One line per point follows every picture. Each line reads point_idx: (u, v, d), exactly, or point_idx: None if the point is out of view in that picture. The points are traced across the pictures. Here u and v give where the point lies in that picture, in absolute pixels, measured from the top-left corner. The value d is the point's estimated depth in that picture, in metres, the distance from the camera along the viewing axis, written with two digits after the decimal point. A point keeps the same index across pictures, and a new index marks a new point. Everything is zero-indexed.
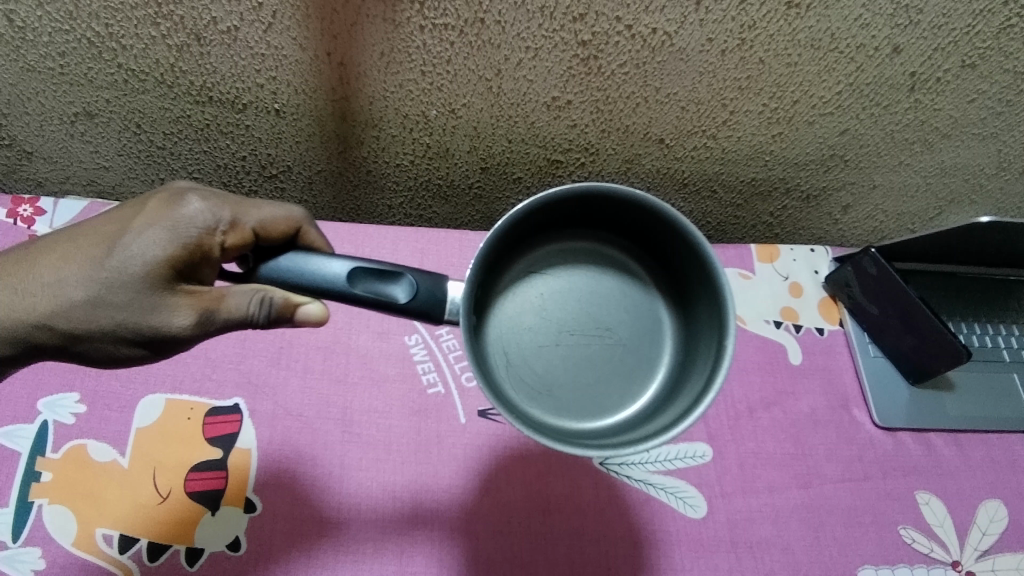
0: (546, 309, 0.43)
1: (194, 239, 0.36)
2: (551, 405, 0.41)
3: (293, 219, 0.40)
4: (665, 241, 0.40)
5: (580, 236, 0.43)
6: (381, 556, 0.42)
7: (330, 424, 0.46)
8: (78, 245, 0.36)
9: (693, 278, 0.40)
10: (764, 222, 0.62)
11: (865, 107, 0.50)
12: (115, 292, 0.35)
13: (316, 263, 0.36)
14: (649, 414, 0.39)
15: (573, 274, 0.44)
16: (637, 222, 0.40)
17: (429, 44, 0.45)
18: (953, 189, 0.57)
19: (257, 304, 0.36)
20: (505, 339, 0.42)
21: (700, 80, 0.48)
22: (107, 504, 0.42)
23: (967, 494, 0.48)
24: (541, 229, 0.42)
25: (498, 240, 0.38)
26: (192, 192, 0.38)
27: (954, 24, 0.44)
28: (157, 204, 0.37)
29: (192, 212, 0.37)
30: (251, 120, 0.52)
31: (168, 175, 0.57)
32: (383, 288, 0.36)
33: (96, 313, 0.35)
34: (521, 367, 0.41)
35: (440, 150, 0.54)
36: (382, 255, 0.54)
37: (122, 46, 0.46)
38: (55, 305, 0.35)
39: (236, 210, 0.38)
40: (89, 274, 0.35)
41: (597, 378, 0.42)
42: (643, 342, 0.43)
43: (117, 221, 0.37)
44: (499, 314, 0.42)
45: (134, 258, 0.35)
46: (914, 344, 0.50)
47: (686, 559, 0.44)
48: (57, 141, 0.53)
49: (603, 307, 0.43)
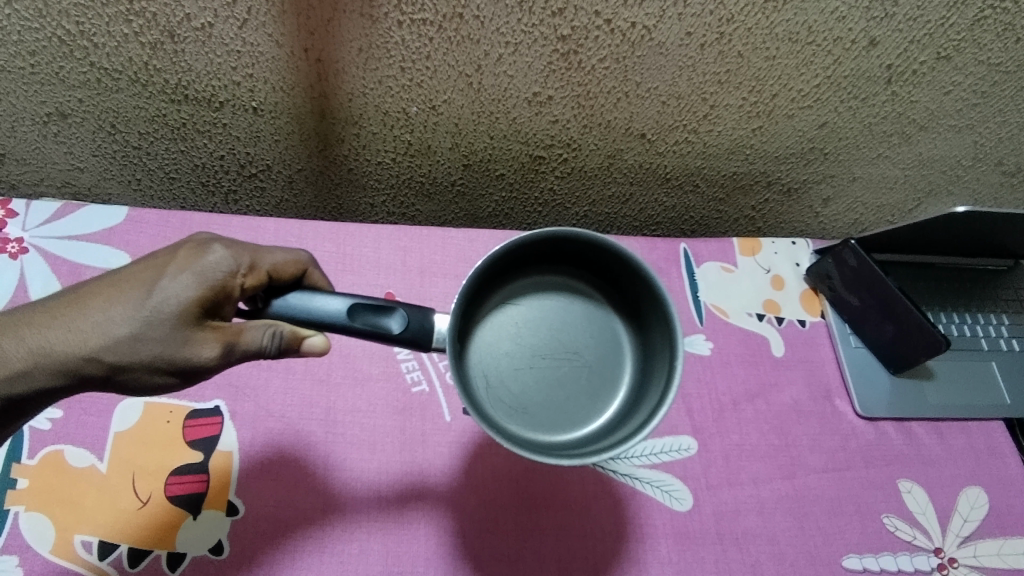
0: (521, 335, 0.43)
1: (220, 282, 0.35)
2: (526, 422, 0.40)
3: (300, 262, 0.40)
4: (621, 271, 0.41)
5: (550, 269, 0.43)
6: (368, 555, 0.41)
7: (314, 425, 0.45)
8: (110, 287, 0.35)
9: (648, 305, 0.41)
10: (746, 216, 0.62)
11: (843, 100, 0.50)
12: (148, 329, 0.34)
13: (312, 300, 0.36)
14: (614, 427, 0.40)
15: (544, 302, 0.44)
16: (598, 257, 0.41)
17: (408, 39, 0.45)
18: (931, 181, 0.58)
19: (268, 336, 0.36)
20: (484, 362, 0.42)
21: (680, 74, 0.48)
22: (86, 510, 0.41)
23: (948, 481, 0.49)
24: (512, 266, 0.42)
25: (476, 275, 0.38)
26: (217, 240, 0.37)
27: (929, 16, 0.44)
28: (187, 250, 0.36)
29: (217, 254, 0.36)
30: (228, 118, 0.51)
31: (145, 175, 0.56)
32: (378, 320, 0.36)
33: (131, 349, 0.33)
34: (499, 388, 0.41)
35: (421, 147, 0.54)
36: (364, 253, 0.52)
37: (94, 44, 0.45)
38: (85, 344, 0.33)
39: (255, 252, 0.37)
40: (133, 311, 0.34)
41: (566, 395, 0.42)
42: (607, 363, 0.43)
43: (145, 265, 0.35)
44: (479, 342, 0.42)
45: (172, 297, 0.34)
46: (893, 333, 0.51)
47: (673, 552, 0.44)
48: (30, 142, 0.52)
49: (571, 331, 0.43)
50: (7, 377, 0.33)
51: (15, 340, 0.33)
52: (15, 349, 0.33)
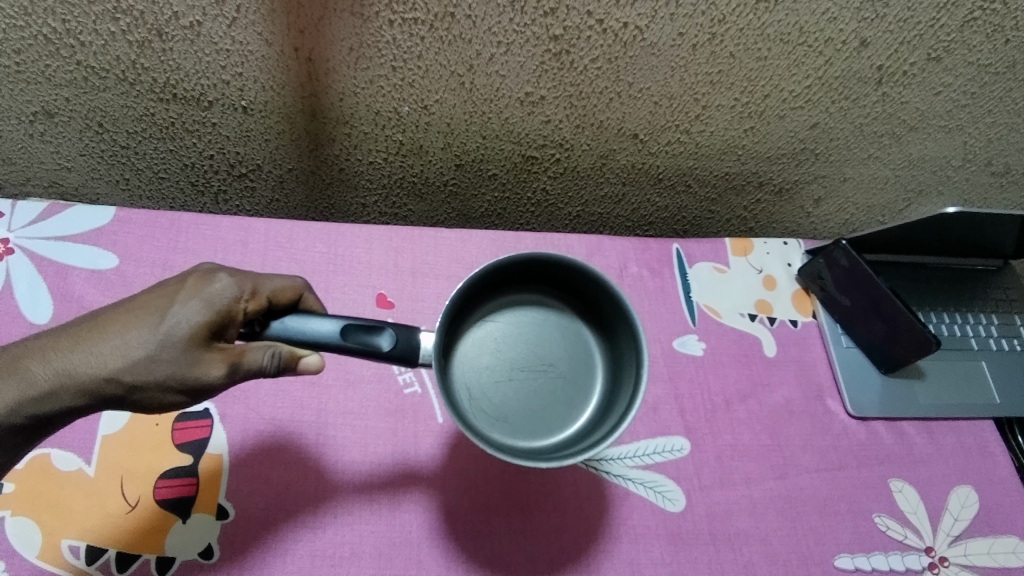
0: (500, 349, 0.43)
1: (226, 306, 0.35)
2: (507, 431, 0.41)
3: (298, 287, 0.39)
4: (589, 287, 0.42)
5: (525, 287, 0.44)
6: (359, 559, 0.41)
7: (305, 427, 0.45)
8: (126, 312, 0.34)
9: (616, 317, 0.42)
10: (738, 216, 0.62)
11: (834, 101, 0.51)
12: (163, 350, 0.33)
13: (301, 321, 0.37)
14: (590, 431, 0.40)
15: (520, 318, 0.44)
16: (567, 275, 0.42)
17: (399, 39, 0.44)
18: (921, 181, 0.58)
19: (268, 356, 0.35)
20: (466, 376, 0.42)
21: (672, 74, 0.48)
22: (73, 514, 0.40)
23: (939, 480, 0.49)
24: (488, 286, 0.43)
25: (456, 295, 0.39)
26: (222, 268, 0.37)
27: (919, 17, 0.44)
28: (194, 277, 0.36)
29: (223, 280, 0.35)
30: (217, 118, 0.51)
31: (133, 175, 0.56)
32: (368, 338, 0.36)
33: (147, 370, 0.33)
34: (480, 400, 0.41)
35: (413, 147, 0.54)
36: (356, 254, 0.52)
37: (81, 42, 0.44)
38: (104, 365, 0.33)
39: (256, 278, 0.37)
40: (149, 334, 0.33)
41: (543, 404, 0.42)
42: (582, 374, 0.43)
43: (154, 292, 0.35)
44: (461, 357, 0.43)
45: (183, 321, 0.34)
46: (885, 332, 0.51)
47: (666, 553, 0.44)
48: (16, 141, 0.52)
49: (546, 345, 0.44)
50: (34, 399, 0.33)
51: (41, 363, 0.33)
52: (41, 372, 0.33)
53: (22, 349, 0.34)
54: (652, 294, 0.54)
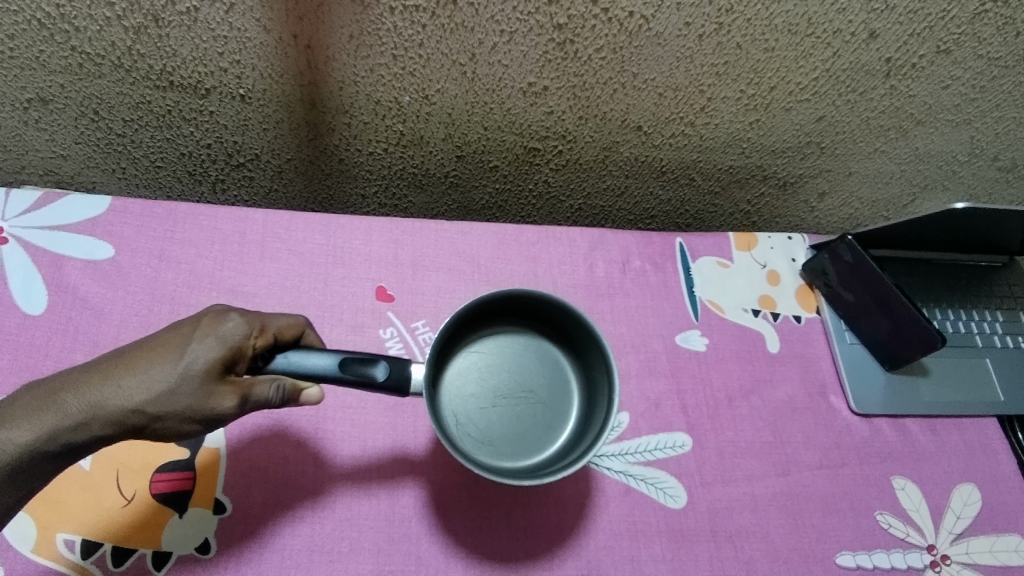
0: (484, 376, 0.43)
1: (239, 343, 0.34)
2: (492, 454, 0.40)
3: (300, 326, 0.39)
4: (563, 316, 0.42)
5: (505, 318, 0.44)
6: (358, 554, 0.41)
7: (303, 421, 0.44)
8: (148, 348, 0.34)
9: (590, 343, 0.42)
10: (742, 210, 0.61)
11: (840, 93, 0.50)
12: (184, 383, 0.33)
13: (303, 354, 0.36)
14: (569, 452, 0.40)
15: (501, 347, 0.44)
16: (542, 306, 0.42)
17: (400, 26, 0.43)
18: (927, 176, 0.58)
19: (273, 389, 0.35)
20: (452, 403, 0.42)
21: (678, 65, 0.47)
22: (68, 507, 0.40)
23: (942, 478, 0.49)
24: (471, 318, 0.43)
25: (442, 328, 0.39)
26: (232, 309, 0.37)
27: (929, 9, 0.44)
28: (208, 316, 0.35)
29: (234, 319, 0.35)
30: (215, 106, 0.50)
31: (130, 163, 0.55)
32: (364, 369, 0.36)
33: (169, 403, 0.33)
34: (466, 425, 0.41)
35: (414, 137, 0.53)
36: (355, 246, 0.51)
37: (76, 28, 0.43)
38: (130, 398, 0.32)
39: (262, 317, 0.37)
40: (170, 369, 0.33)
41: (525, 427, 0.42)
42: (563, 397, 0.43)
43: (172, 330, 0.35)
44: (449, 386, 0.42)
45: (200, 357, 0.33)
46: (889, 328, 0.50)
47: (667, 550, 0.43)
48: (10, 128, 0.51)
49: (528, 370, 0.44)
50: (67, 430, 0.32)
51: (74, 396, 0.33)
52: (74, 404, 0.32)
53: (57, 382, 0.33)
54: (654, 288, 0.54)
